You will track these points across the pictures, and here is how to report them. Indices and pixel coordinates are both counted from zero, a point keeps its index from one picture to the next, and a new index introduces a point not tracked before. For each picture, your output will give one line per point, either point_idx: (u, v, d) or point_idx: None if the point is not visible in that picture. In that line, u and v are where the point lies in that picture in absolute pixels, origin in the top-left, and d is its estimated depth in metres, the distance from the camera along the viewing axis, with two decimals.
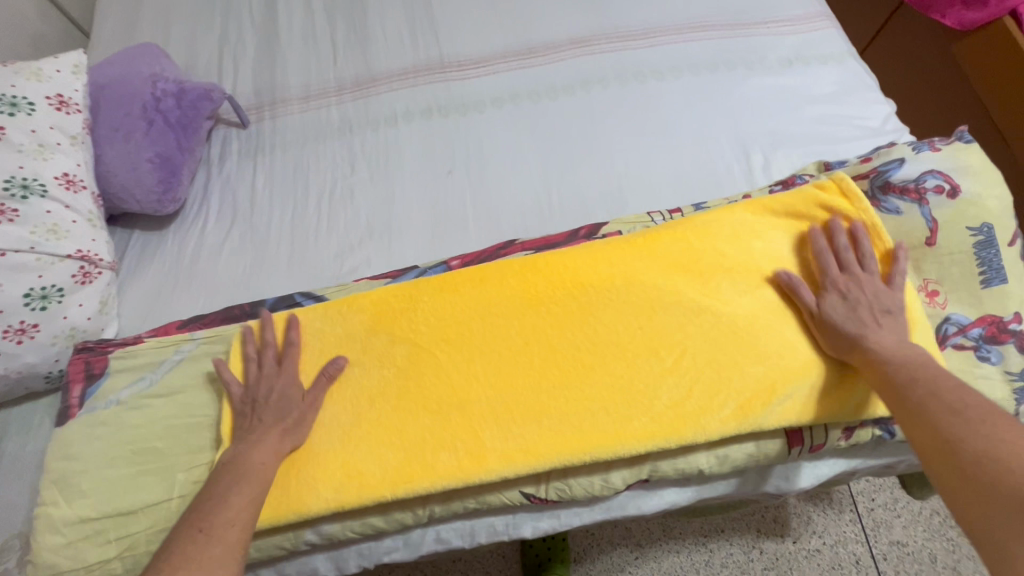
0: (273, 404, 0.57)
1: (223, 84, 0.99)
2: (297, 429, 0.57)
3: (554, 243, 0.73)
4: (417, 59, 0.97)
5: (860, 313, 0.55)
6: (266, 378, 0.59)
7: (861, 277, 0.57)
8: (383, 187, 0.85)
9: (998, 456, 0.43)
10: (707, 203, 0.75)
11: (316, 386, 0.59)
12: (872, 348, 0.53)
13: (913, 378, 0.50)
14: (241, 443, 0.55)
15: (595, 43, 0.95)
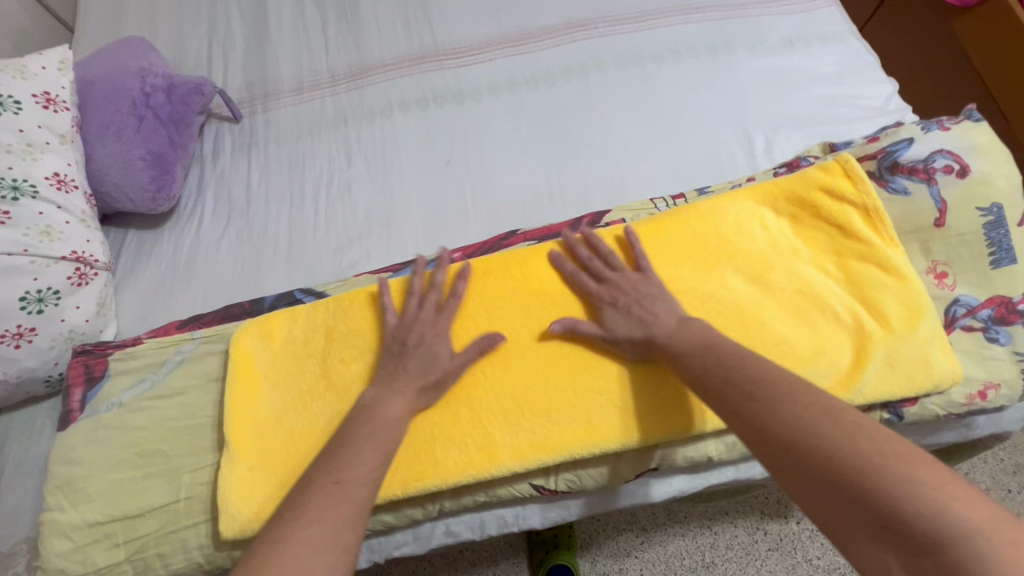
0: (423, 354, 0.57)
1: (214, 77, 0.97)
2: (405, 379, 0.56)
3: (557, 233, 0.72)
4: (410, 48, 0.95)
5: (635, 315, 0.56)
6: (422, 324, 0.59)
7: (615, 279, 0.59)
8: (381, 179, 0.83)
9: (804, 433, 0.42)
10: (710, 187, 0.74)
11: (432, 339, 0.58)
12: (664, 342, 0.54)
13: (715, 371, 0.49)
14: (381, 389, 0.55)
15: (591, 26, 0.94)
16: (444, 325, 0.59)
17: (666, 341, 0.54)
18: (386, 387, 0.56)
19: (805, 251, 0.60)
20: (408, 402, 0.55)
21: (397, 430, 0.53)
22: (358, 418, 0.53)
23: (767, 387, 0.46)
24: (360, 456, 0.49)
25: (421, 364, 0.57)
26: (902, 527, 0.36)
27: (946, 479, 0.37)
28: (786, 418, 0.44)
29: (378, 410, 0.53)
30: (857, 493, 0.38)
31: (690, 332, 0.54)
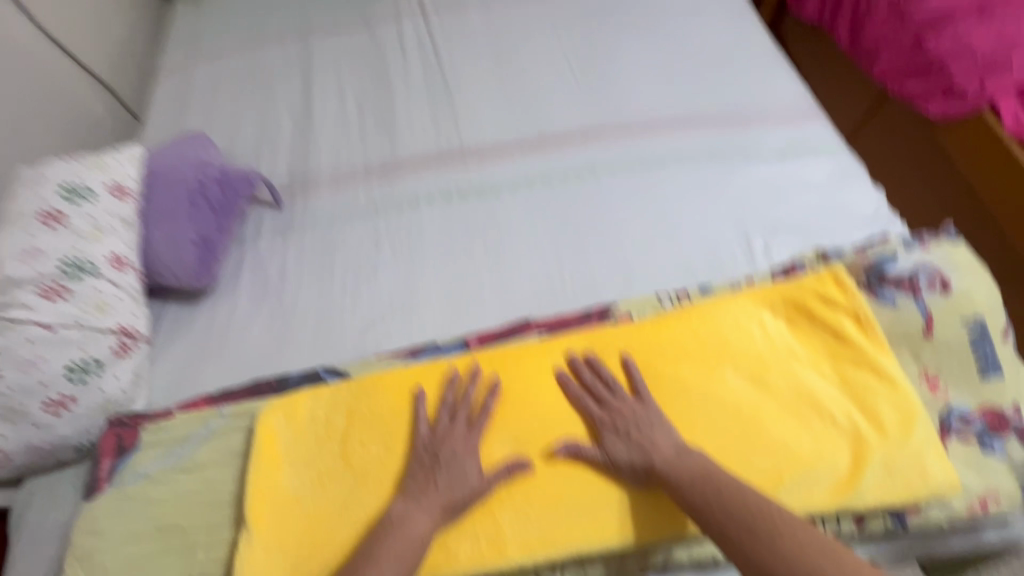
0: (451, 470, 0.59)
1: (260, 165, 1.08)
2: (431, 497, 0.58)
3: (568, 324, 0.77)
4: (438, 146, 1.06)
5: (636, 441, 0.58)
6: (453, 440, 0.61)
7: (616, 403, 0.62)
8: (406, 265, 0.90)
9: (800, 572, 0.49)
10: (710, 286, 0.80)
11: (462, 454, 0.60)
12: (662, 469, 0.56)
13: (716, 506, 0.53)
14: (410, 502, 0.58)
15: (601, 133, 1.04)
16: (474, 442, 0.61)
17: (665, 468, 0.56)
18: (415, 500, 0.58)
19: (802, 354, 0.63)
20: (433, 518, 0.57)
21: (420, 546, 0.55)
22: (385, 535, 0.55)
23: (770, 528, 0.51)
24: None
25: (448, 477, 0.59)
26: None
27: None
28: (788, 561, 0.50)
29: (404, 528, 0.56)
30: None
31: (689, 461, 0.56)
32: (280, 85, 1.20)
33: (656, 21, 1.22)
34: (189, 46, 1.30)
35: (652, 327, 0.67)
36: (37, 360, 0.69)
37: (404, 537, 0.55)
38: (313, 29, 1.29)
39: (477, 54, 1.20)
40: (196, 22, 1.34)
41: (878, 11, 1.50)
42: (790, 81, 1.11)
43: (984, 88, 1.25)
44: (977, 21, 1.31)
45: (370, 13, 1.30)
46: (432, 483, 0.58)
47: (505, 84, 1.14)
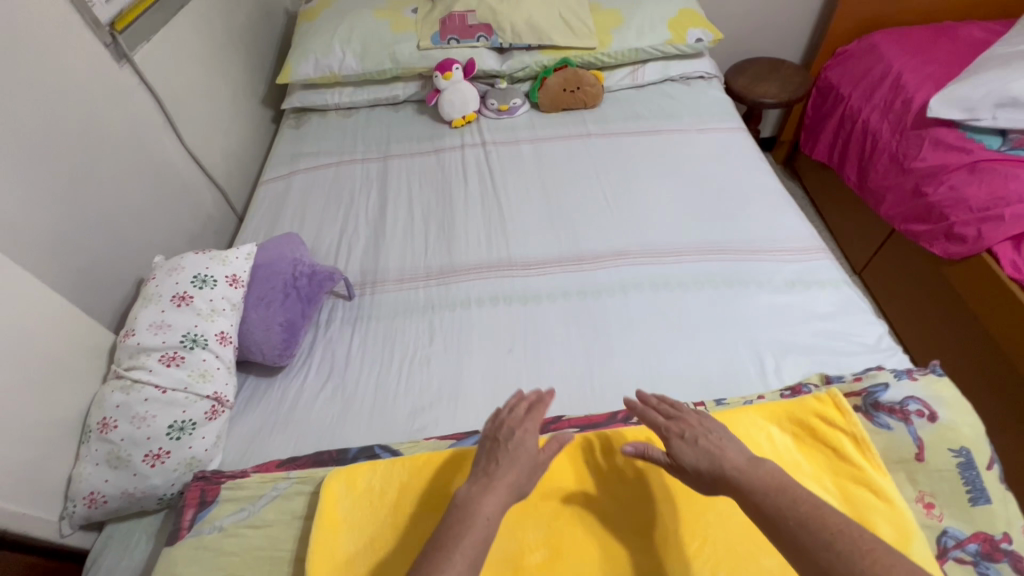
0: (513, 448, 0.70)
1: (337, 262, 1.28)
2: (496, 475, 0.67)
3: (596, 423, 0.87)
4: (489, 257, 1.24)
5: (704, 449, 0.67)
6: (514, 422, 0.73)
7: (683, 416, 0.72)
8: (455, 358, 1.04)
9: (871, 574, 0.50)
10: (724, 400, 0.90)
11: (522, 436, 0.71)
12: (731, 473, 0.63)
13: (792, 512, 0.57)
14: (473, 487, 0.67)
15: (630, 256, 1.20)
16: (534, 425, 0.73)
17: (738, 473, 0.63)
18: (478, 481, 0.67)
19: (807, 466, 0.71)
20: (498, 498, 0.65)
21: (486, 523, 0.63)
22: (455, 512, 0.64)
23: (848, 542, 0.52)
24: (450, 555, 0.59)
25: (511, 457, 0.69)
26: None
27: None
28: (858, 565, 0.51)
29: (470, 506, 0.64)
30: None
31: (760, 472, 0.62)
32: (360, 196, 1.44)
33: (681, 163, 1.44)
34: (289, 160, 1.57)
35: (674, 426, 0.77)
36: (148, 417, 0.82)
37: (473, 515, 0.63)
38: (392, 153, 1.56)
39: (527, 182, 1.42)
40: (297, 142, 1.64)
41: (881, 161, 1.71)
42: (799, 221, 1.27)
43: (981, 235, 1.39)
44: (970, 176, 1.46)
45: (441, 144, 1.57)
46: (495, 461, 0.69)
47: (549, 209, 1.34)
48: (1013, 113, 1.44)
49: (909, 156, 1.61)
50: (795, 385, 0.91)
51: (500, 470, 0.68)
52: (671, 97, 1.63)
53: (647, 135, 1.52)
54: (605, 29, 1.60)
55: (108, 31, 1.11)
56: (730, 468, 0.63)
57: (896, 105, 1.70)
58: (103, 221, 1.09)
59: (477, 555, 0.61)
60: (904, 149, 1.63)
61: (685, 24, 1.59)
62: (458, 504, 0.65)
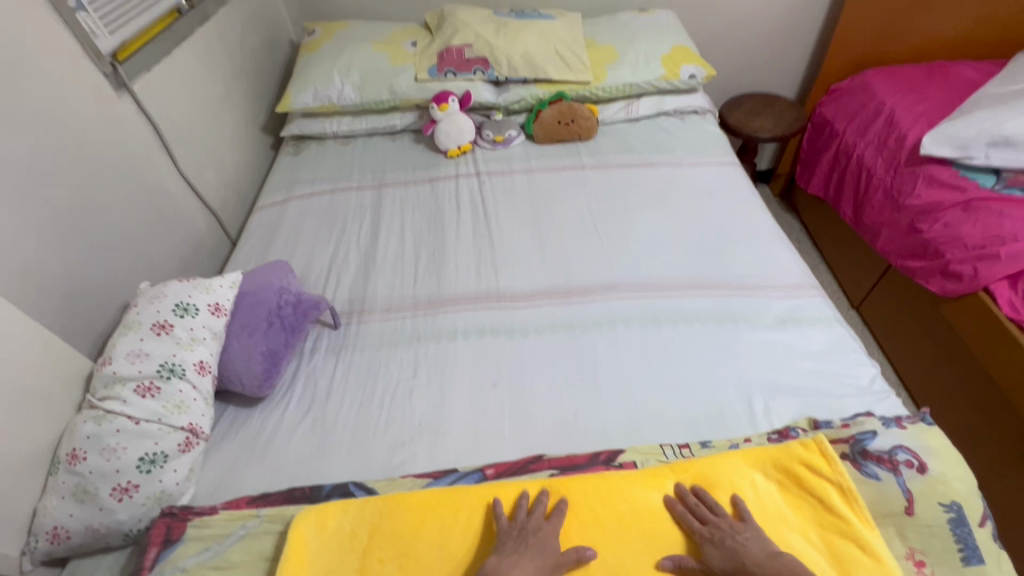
0: (539, 540, 0.69)
1: (326, 290, 1.27)
2: (523, 557, 0.67)
3: (577, 464, 0.83)
4: (478, 288, 1.24)
5: (729, 549, 0.65)
6: (539, 518, 0.72)
7: (716, 521, 0.69)
8: (438, 391, 1.02)
9: None
10: (711, 442, 0.87)
11: (546, 530, 0.71)
12: (755, 570, 0.62)
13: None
14: (499, 560, 0.66)
15: (619, 289, 1.19)
16: (558, 516, 0.72)
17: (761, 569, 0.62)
18: (505, 559, 0.66)
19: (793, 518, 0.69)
20: None
21: None
22: None
23: None
24: None
25: (536, 546, 0.68)
26: None
27: None
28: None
29: None
30: None
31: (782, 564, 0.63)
32: (353, 224, 1.45)
33: (672, 197, 1.45)
34: (285, 186, 1.59)
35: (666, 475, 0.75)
36: (118, 449, 0.80)
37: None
38: (387, 182, 1.57)
39: (519, 213, 1.43)
40: (294, 169, 1.65)
41: (875, 198, 1.71)
42: (790, 257, 1.27)
43: (977, 273, 1.37)
44: (964, 214, 1.45)
45: (435, 173, 1.59)
46: (522, 544, 0.68)
47: (540, 240, 1.34)
48: (1008, 152, 1.42)
49: (903, 193, 1.61)
50: (784, 428, 0.89)
51: (524, 554, 0.67)
52: (664, 131, 1.65)
53: (639, 168, 1.54)
54: (600, 64, 1.63)
55: (109, 61, 1.14)
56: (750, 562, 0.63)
57: (890, 141, 1.71)
58: (91, 246, 1.09)
59: None
60: (898, 186, 1.63)
61: (679, 60, 1.61)
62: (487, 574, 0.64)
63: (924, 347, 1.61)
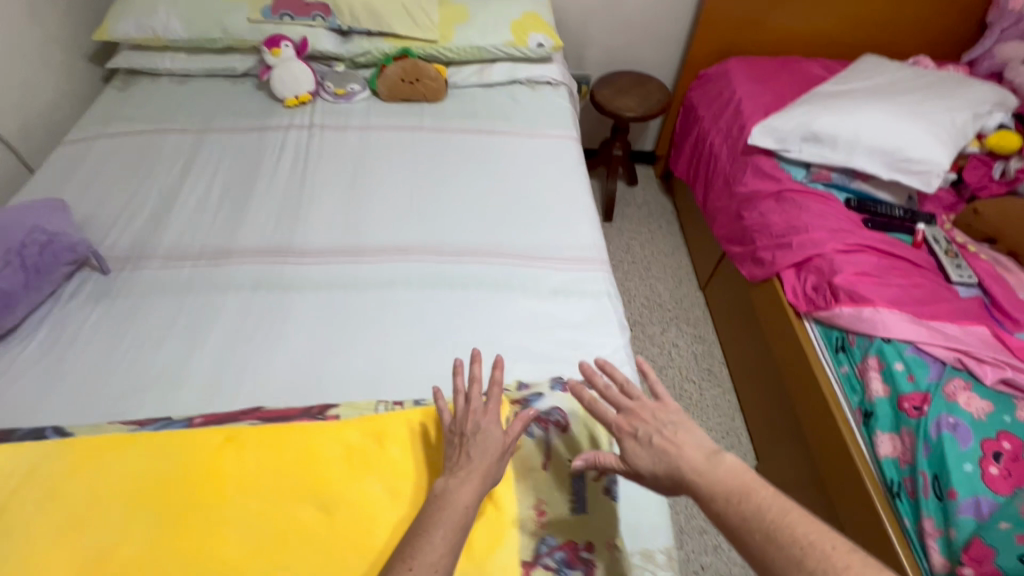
0: (479, 440, 0.71)
1: (109, 233, 1.21)
2: (468, 464, 0.69)
3: (288, 417, 0.84)
4: (269, 241, 1.21)
5: (655, 449, 0.73)
6: (474, 413, 0.73)
7: (633, 410, 0.77)
8: (189, 342, 1.01)
9: (810, 549, 0.61)
10: (424, 400, 0.89)
11: (486, 425, 0.72)
12: (687, 473, 0.70)
13: (755, 523, 0.64)
14: (448, 478, 0.68)
15: (409, 252, 1.20)
16: (495, 411, 0.73)
17: (693, 471, 0.69)
18: (453, 477, 0.67)
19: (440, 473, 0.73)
20: (473, 490, 0.66)
21: (464, 516, 0.64)
22: (435, 503, 0.65)
23: (788, 529, 0.63)
24: (432, 544, 0.61)
25: (480, 447, 0.70)
26: None
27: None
28: (813, 567, 0.59)
29: (449, 498, 0.65)
30: None
31: (718, 470, 0.69)
32: (163, 169, 1.38)
33: (499, 166, 1.45)
34: (100, 123, 1.48)
35: (324, 427, 0.76)
36: None
37: (453, 506, 0.64)
38: (214, 127, 1.50)
39: (339, 169, 1.40)
40: (117, 105, 1.54)
41: (717, 183, 1.78)
42: (592, 233, 1.30)
43: (774, 260, 1.45)
44: (777, 204, 1.51)
45: (268, 121, 1.52)
46: (466, 453, 0.69)
47: (352, 199, 1.33)
48: (817, 147, 1.49)
49: (736, 180, 1.66)
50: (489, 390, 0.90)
51: (472, 463, 0.69)
52: (513, 99, 1.63)
53: (477, 136, 1.52)
54: (449, 23, 1.60)
55: None
56: (686, 468, 0.70)
57: (734, 130, 1.75)
58: None
59: (459, 542, 0.63)
60: (733, 174, 1.68)
61: (527, 26, 1.60)
62: (437, 495, 0.66)
63: (738, 328, 1.72)
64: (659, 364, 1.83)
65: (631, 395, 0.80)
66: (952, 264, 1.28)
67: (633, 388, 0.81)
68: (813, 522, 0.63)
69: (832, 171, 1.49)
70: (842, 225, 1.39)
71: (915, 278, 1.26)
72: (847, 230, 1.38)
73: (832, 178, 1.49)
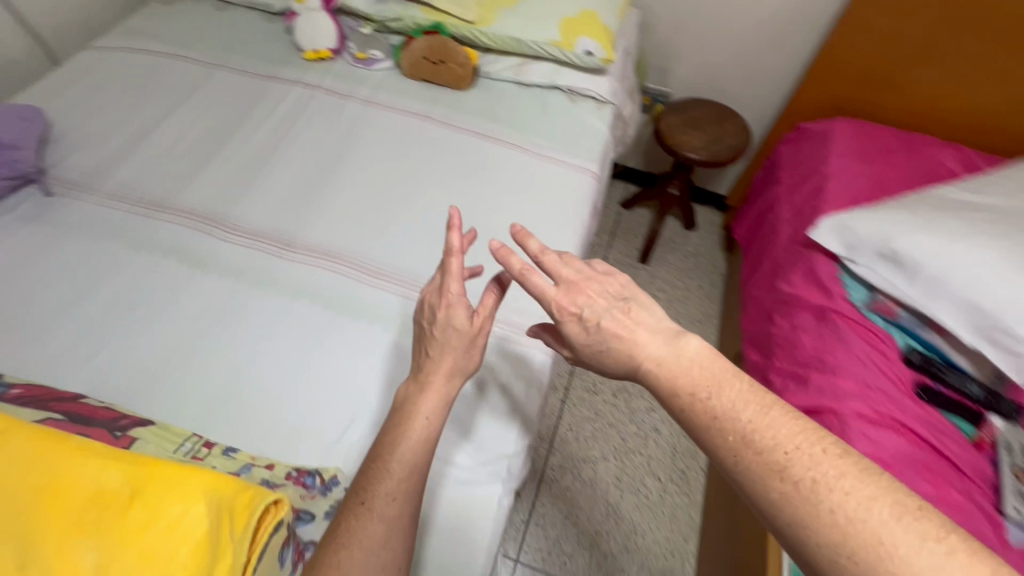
0: (442, 328, 0.78)
1: (75, 152, 1.18)
2: (435, 363, 0.78)
3: (93, 418, 0.77)
4: (208, 205, 1.11)
5: (602, 335, 0.68)
6: (434, 294, 0.80)
7: (573, 288, 0.70)
8: (74, 296, 0.95)
9: (789, 455, 0.53)
10: (234, 454, 0.77)
11: (444, 312, 0.77)
12: (643, 363, 0.64)
13: (729, 425, 0.56)
14: (409, 385, 0.79)
15: (338, 260, 1.06)
16: (458, 292, 0.77)
17: (650, 371, 0.64)
18: (415, 388, 0.77)
19: (154, 562, 0.59)
20: (441, 388, 0.77)
21: (425, 426, 0.75)
22: (392, 415, 0.76)
23: (765, 432, 0.55)
24: (388, 472, 0.71)
25: (442, 341, 0.78)
26: (849, 548, 0.47)
27: (889, 524, 0.47)
28: (798, 474, 0.52)
29: (407, 408, 0.76)
30: (827, 505, 0.49)
31: (683, 357, 0.63)
32: (156, 97, 1.31)
33: (490, 184, 1.24)
34: (126, 36, 1.45)
35: (88, 454, 0.68)
36: None
37: (414, 418, 0.74)
38: (226, 63, 1.41)
39: (320, 141, 1.27)
40: (152, 20, 1.50)
41: (764, 268, 1.44)
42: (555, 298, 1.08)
43: (783, 390, 1.14)
44: (815, 323, 1.18)
45: (279, 69, 1.41)
46: (428, 352, 0.79)
47: (314, 181, 1.19)
48: (890, 271, 1.13)
49: (783, 273, 1.34)
50: (302, 472, 0.78)
51: (438, 358, 0.78)
52: (544, 108, 1.39)
53: (484, 142, 1.32)
54: (493, 5, 1.39)
55: None
56: (642, 365, 0.65)
57: (806, 211, 1.38)
58: None
59: (428, 445, 0.75)
60: (783, 266, 1.35)
61: (579, 29, 1.34)
62: (395, 407, 0.77)
63: None
64: (629, 446, 1.60)
65: (571, 267, 0.73)
66: (1012, 490, 0.93)
67: (571, 260, 0.73)
68: (798, 423, 0.55)
69: (900, 308, 1.15)
70: (883, 383, 1.05)
71: (948, 492, 0.92)
72: (886, 390, 1.04)
73: (897, 316, 1.14)
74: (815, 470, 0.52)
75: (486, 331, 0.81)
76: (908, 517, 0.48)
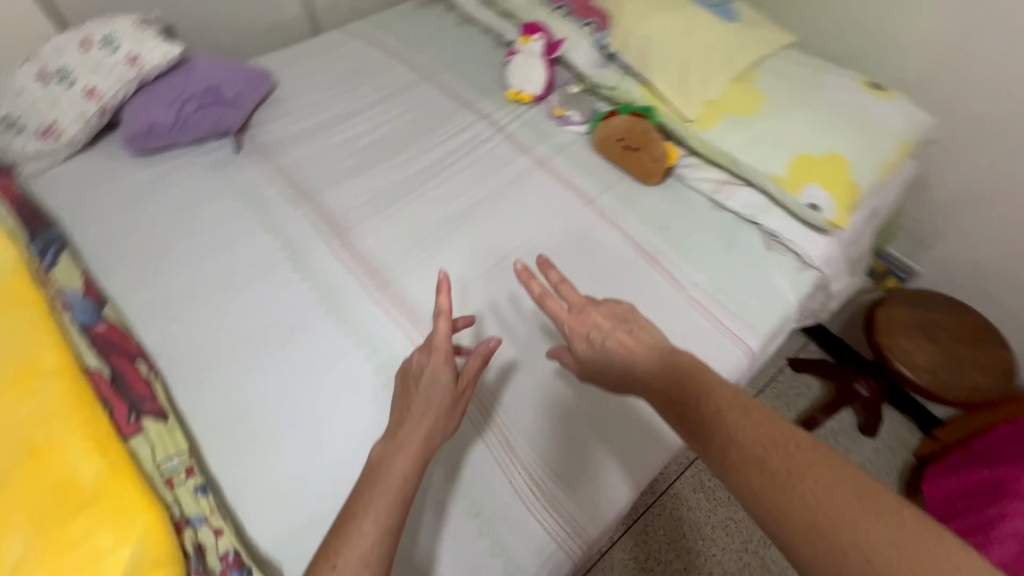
0: (425, 388, 0.75)
1: (276, 117, 1.28)
2: (408, 438, 0.71)
3: (132, 388, 0.80)
4: (344, 212, 1.12)
5: (607, 361, 0.72)
6: (420, 356, 0.77)
7: (580, 311, 0.76)
8: (200, 251, 1.03)
9: (766, 446, 0.55)
10: (201, 496, 0.73)
11: (428, 376, 0.75)
12: (639, 372, 0.69)
13: (715, 424, 0.59)
14: (386, 446, 0.71)
15: (418, 323, 0.97)
16: (438, 356, 0.76)
17: (644, 372, 0.68)
18: (388, 446, 0.71)
19: None
20: (410, 461, 0.69)
21: (401, 483, 0.67)
22: (368, 472, 0.69)
23: (739, 423, 0.58)
24: (363, 529, 0.62)
25: (421, 399, 0.74)
26: (823, 532, 0.48)
27: (860, 511, 0.49)
28: (775, 466, 0.53)
29: (383, 466, 0.68)
30: (801, 492, 0.51)
31: (680, 369, 0.66)
32: (363, 90, 1.38)
33: None
34: (372, 27, 1.56)
35: (90, 433, 0.69)
36: (9, 97, 1.09)
37: (390, 474, 0.67)
38: (437, 76, 1.43)
39: (473, 187, 1.20)
40: (401, 17, 1.60)
41: None
42: (615, 493, 0.84)
43: None
44: None
45: (478, 99, 1.38)
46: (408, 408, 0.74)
47: (443, 227, 1.12)
48: None
49: None
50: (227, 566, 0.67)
51: (416, 420, 0.72)
52: (727, 243, 1.12)
53: (637, 255, 1.09)
54: (722, 106, 1.17)
55: None
56: (639, 371, 0.69)
57: None
58: None
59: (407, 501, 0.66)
60: None
61: (815, 171, 1.06)
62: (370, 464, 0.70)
63: None
64: None
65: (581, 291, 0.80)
66: None
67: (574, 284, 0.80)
68: (770, 417, 0.58)
69: None
70: None
71: None
72: None
73: None
74: (794, 471, 0.52)
75: (472, 386, 0.78)
76: (878, 501, 0.49)
